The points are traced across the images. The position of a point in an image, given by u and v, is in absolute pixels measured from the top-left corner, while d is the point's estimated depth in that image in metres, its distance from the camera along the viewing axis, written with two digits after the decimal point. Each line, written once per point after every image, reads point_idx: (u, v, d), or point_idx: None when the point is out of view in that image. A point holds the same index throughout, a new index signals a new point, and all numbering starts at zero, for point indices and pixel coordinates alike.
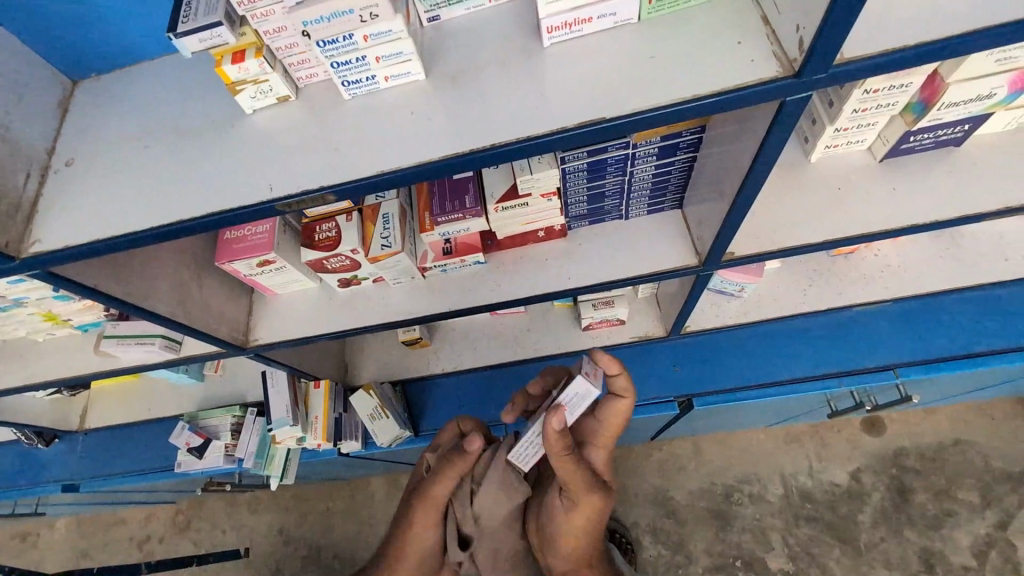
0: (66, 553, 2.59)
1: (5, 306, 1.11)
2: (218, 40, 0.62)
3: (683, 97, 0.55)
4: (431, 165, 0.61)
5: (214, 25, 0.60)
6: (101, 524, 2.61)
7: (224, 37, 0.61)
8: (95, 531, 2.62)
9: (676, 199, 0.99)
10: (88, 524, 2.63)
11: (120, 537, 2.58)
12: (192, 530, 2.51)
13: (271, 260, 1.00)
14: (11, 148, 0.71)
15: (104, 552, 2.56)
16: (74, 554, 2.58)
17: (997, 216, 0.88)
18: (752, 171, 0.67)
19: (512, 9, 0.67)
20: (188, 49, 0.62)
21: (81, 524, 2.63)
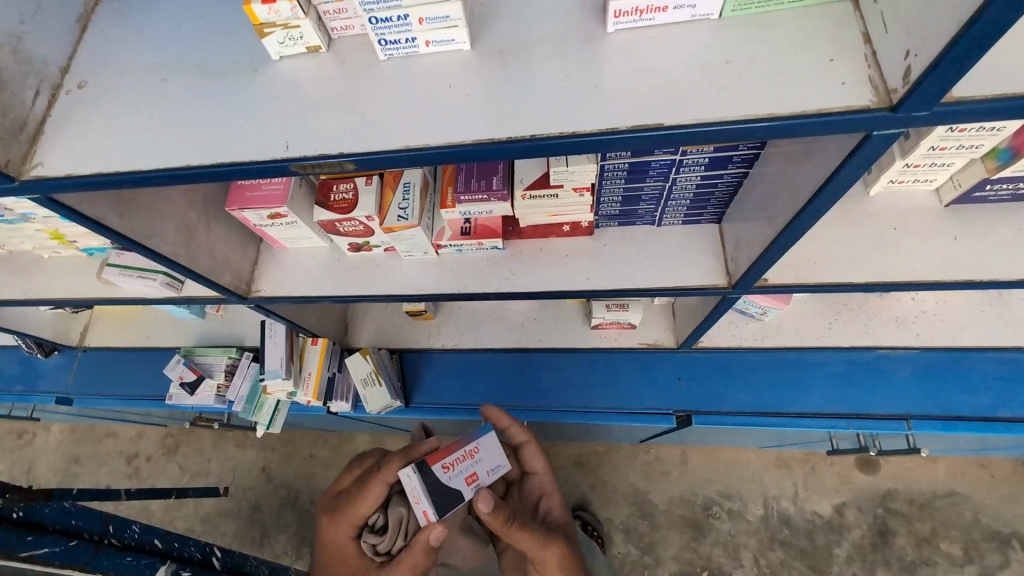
0: (58, 456, 2.66)
1: (13, 218, 1.09)
2: None
3: (754, 115, 0.48)
4: (462, 148, 0.55)
5: None
6: (95, 434, 2.68)
7: None
8: (88, 440, 2.68)
9: (715, 214, 0.92)
10: (83, 432, 2.69)
11: (111, 450, 2.64)
12: (179, 455, 2.56)
13: (283, 213, 0.96)
14: (20, 61, 0.66)
15: (94, 462, 2.63)
16: (65, 459, 2.65)
17: None
18: (811, 204, 0.61)
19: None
20: None
21: (76, 431, 2.70)
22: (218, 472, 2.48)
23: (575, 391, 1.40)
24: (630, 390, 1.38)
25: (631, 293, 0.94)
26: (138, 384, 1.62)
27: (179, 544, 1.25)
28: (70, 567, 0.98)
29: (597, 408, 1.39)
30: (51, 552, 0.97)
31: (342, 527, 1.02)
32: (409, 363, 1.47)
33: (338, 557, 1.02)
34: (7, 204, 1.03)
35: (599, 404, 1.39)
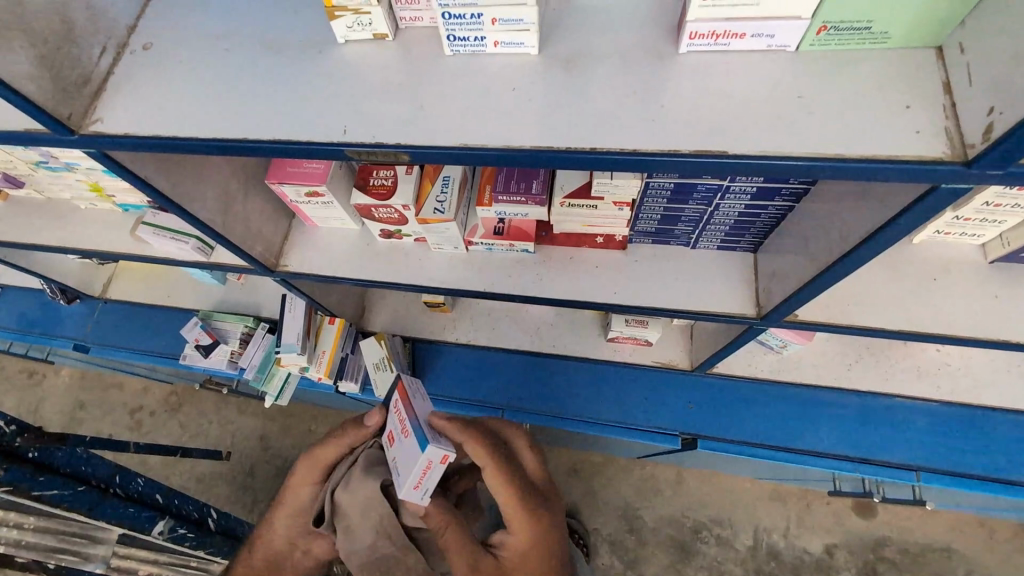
0: (64, 400, 2.71)
1: (57, 166, 1.11)
2: None
3: (822, 154, 0.48)
4: (518, 153, 0.55)
5: None
6: (102, 383, 2.72)
7: None
8: (94, 387, 2.72)
9: (753, 244, 0.91)
10: (91, 380, 2.73)
11: (116, 400, 2.68)
12: (181, 414, 2.59)
13: (320, 193, 0.97)
14: (92, 16, 0.67)
15: (98, 410, 2.67)
16: (71, 403, 2.70)
17: None
18: (858, 249, 0.60)
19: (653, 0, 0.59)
20: None
21: (85, 378, 2.74)
22: (217, 435, 2.51)
23: (583, 400, 1.40)
24: (640, 406, 1.38)
25: (655, 312, 0.93)
26: (153, 341, 1.65)
27: (178, 501, 1.27)
28: (75, 513, 1.00)
29: (605, 421, 1.38)
30: (59, 496, 1.00)
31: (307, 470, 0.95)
32: (421, 353, 1.47)
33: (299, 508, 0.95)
34: (53, 153, 1.05)
35: (606, 417, 1.38)
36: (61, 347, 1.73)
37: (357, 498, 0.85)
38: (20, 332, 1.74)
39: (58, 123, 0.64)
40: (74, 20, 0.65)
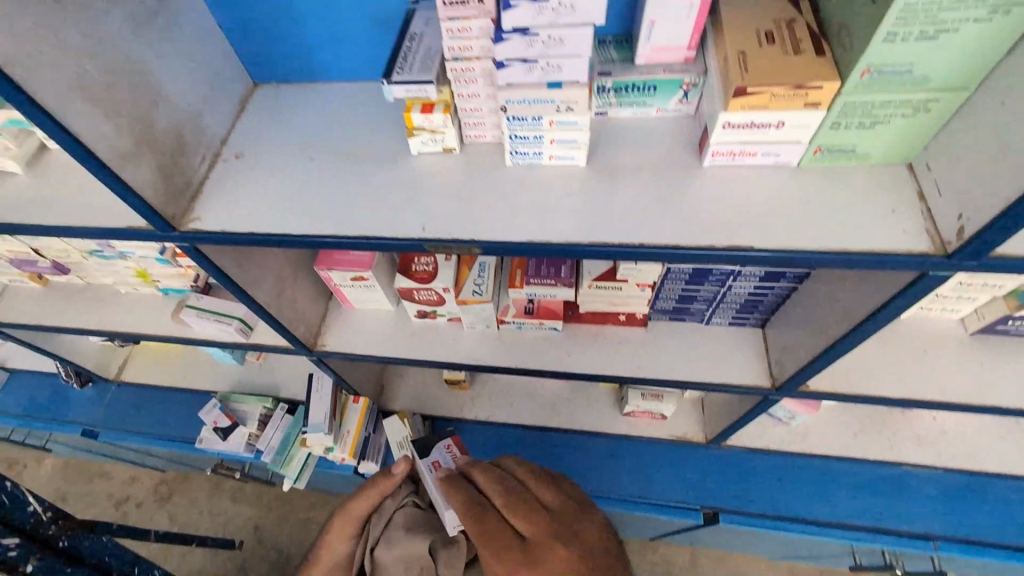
0: (44, 492, 2.57)
1: (110, 254, 1.19)
2: (421, 94, 0.68)
3: (832, 249, 0.58)
4: (575, 248, 0.65)
5: (426, 81, 0.67)
6: (88, 472, 2.60)
7: (427, 93, 0.68)
8: (79, 476, 2.60)
9: (761, 320, 1.01)
10: (76, 469, 2.61)
11: (101, 491, 2.55)
12: (171, 504, 2.47)
13: (365, 277, 1.06)
14: (197, 133, 0.79)
15: (81, 502, 2.53)
16: (51, 496, 2.56)
17: None
18: (863, 325, 0.70)
19: (675, 124, 0.72)
20: (392, 94, 0.68)
21: (70, 467, 2.62)
22: (208, 527, 2.39)
23: (602, 476, 1.42)
24: (658, 481, 1.40)
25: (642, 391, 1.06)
26: (167, 423, 1.64)
27: None
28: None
29: (625, 496, 1.39)
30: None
31: (339, 525, 1.01)
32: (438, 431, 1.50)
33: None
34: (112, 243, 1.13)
35: (626, 492, 1.40)
36: (67, 433, 1.70)
37: (397, 554, 0.96)
38: (28, 418, 1.72)
39: (164, 221, 0.73)
40: (185, 136, 0.77)
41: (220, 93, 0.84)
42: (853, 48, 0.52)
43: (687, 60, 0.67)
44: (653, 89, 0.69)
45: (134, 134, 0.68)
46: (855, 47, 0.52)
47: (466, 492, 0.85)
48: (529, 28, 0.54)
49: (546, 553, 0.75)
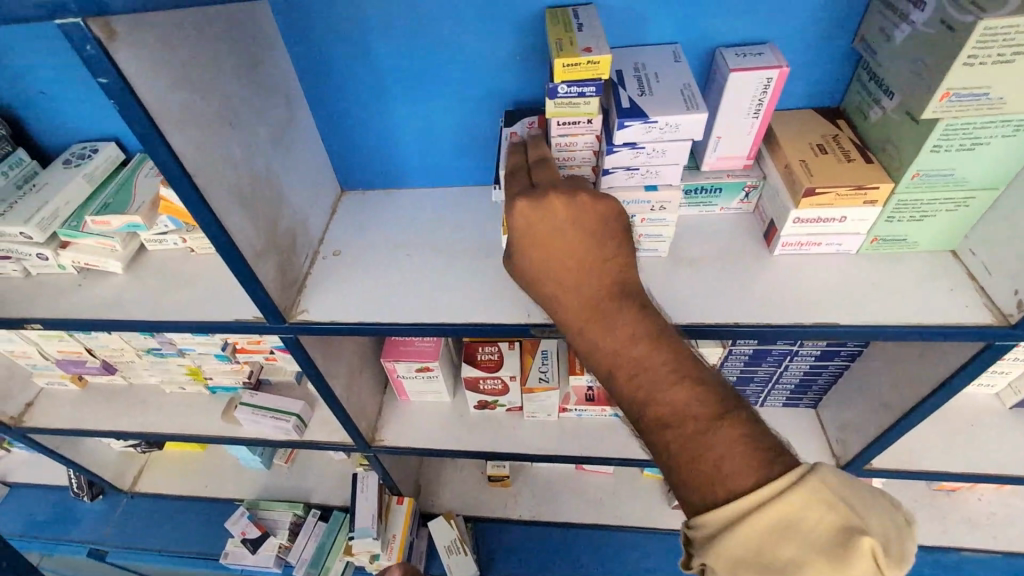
0: None
1: (166, 352, 1.21)
2: None
3: (908, 323, 0.67)
4: (675, 329, 0.71)
5: None
6: None
7: None
8: None
9: (815, 400, 1.06)
10: None
11: None
12: None
13: (430, 368, 1.09)
14: (305, 234, 0.87)
15: None
16: None
17: None
18: (933, 396, 0.76)
19: (738, 219, 0.83)
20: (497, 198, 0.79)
21: None
22: None
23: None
24: None
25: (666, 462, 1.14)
26: (183, 537, 1.54)
27: None
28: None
29: None
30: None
31: None
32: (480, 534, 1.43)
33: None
34: (176, 341, 1.15)
35: None
36: (67, 554, 1.56)
37: None
38: (26, 538, 1.58)
39: (278, 313, 0.78)
40: (297, 236, 0.85)
41: (321, 200, 0.94)
42: (903, 157, 0.64)
43: (746, 167, 0.79)
44: (718, 191, 0.81)
45: (268, 233, 0.76)
46: (905, 156, 0.64)
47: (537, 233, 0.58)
48: (638, 143, 0.65)
49: (624, 308, 0.54)
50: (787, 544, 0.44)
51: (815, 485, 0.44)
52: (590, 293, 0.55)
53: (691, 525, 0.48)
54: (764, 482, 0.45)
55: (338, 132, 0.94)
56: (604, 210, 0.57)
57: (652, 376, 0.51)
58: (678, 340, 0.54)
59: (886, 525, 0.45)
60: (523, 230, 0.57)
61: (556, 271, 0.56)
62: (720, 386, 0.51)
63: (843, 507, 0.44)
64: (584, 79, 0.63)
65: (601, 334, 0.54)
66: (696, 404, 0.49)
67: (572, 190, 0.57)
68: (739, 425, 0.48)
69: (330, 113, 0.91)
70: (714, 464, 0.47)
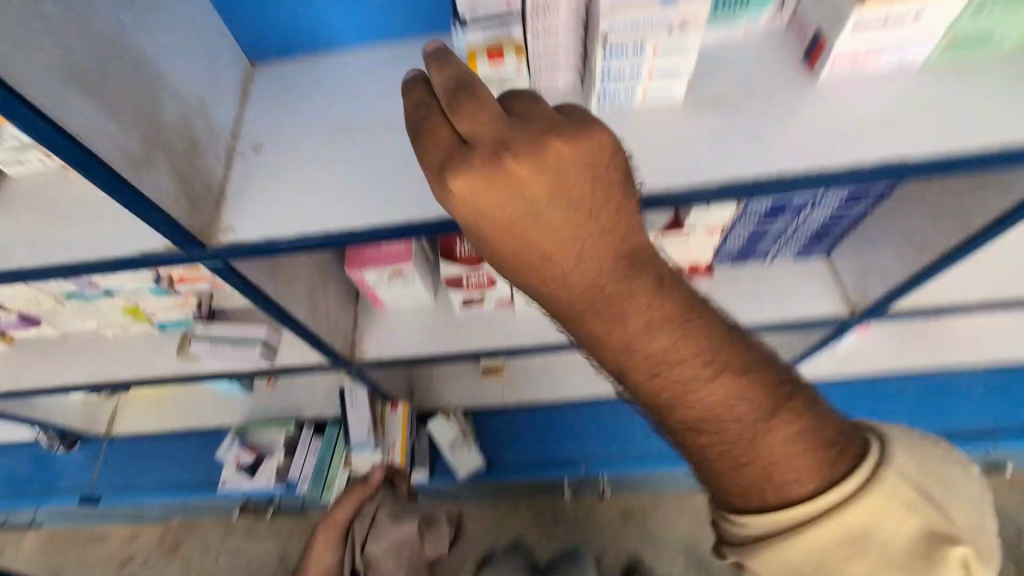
0: None
1: (90, 294, 1.02)
2: (500, 33, 0.55)
3: (989, 149, 0.53)
4: (706, 193, 0.57)
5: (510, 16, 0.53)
6: None
7: (509, 31, 0.55)
8: None
9: (829, 248, 0.97)
10: None
11: None
12: None
13: (403, 271, 0.95)
14: (207, 126, 0.66)
15: None
16: None
17: None
18: (986, 232, 0.66)
19: (767, 39, 0.64)
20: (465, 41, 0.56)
21: None
22: None
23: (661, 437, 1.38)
24: None
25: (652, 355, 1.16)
26: (180, 471, 1.50)
27: None
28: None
29: None
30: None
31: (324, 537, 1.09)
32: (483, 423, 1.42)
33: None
34: (93, 281, 0.97)
35: None
36: (64, 503, 1.52)
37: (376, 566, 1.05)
38: (13, 495, 1.53)
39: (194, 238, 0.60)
40: (195, 131, 0.63)
41: (221, 78, 0.70)
42: None
43: None
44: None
45: (140, 129, 0.56)
46: None
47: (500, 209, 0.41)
48: None
49: (635, 281, 0.43)
50: (856, 558, 0.40)
51: (892, 485, 0.40)
52: (589, 274, 0.43)
53: (735, 523, 0.45)
54: (830, 489, 0.40)
55: None
56: (590, 154, 0.40)
57: (686, 373, 0.43)
58: (710, 321, 0.44)
59: (968, 510, 0.43)
60: (491, 212, 0.41)
61: (538, 246, 0.42)
62: (764, 375, 0.44)
63: (926, 505, 0.40)
64: None
65: (612, 330, 0.44)
66: (740, 401, 0.43)
67: (543, 137, 0.39)
68: (793, 419, 0.43)
69: None
70: (765, 473, 0.42)
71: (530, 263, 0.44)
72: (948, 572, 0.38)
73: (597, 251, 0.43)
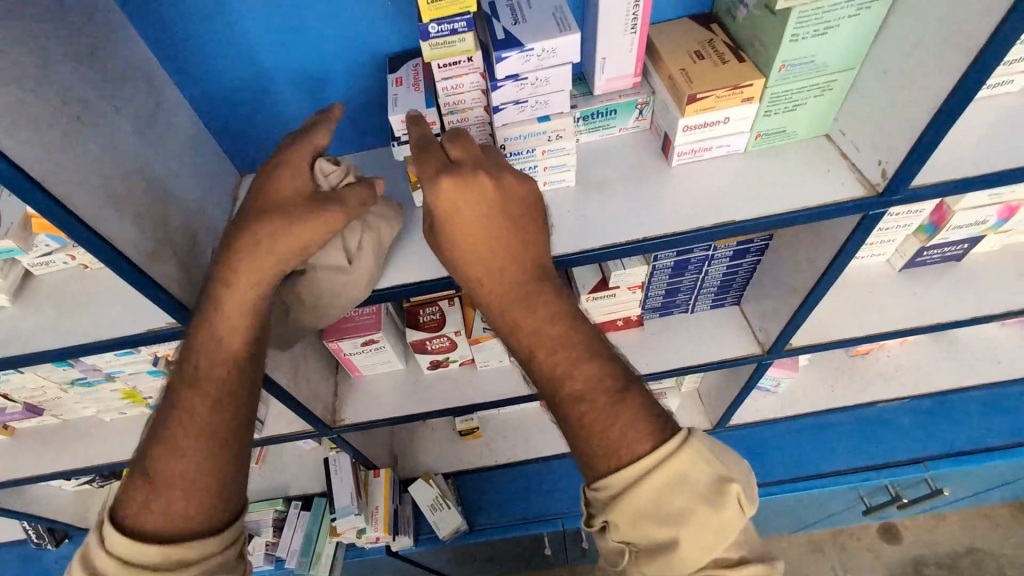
0: None
1: (93, 380, 1.14)
2: None
3: (796, 208, 0.72)
4: (593, 253, 0.74)
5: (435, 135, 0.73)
6: None
7: None
8: None
9: (737, 296, 1.14)
10: None
11: None
12: None
13: (374, 339, 1.09)
14: (205, 226, 0.82)
15: None
16: None
17: (993, 318, 1.08)
18: (829, 271, 0.84)
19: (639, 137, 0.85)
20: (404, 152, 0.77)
21: None
22: None
23: None
24: None
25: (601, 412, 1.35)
26: None
27: None
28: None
29: None
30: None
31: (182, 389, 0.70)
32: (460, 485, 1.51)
33: (186, 435, 0.69)
34: (97, 367, 1.09)
35: None
36: None
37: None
38: None
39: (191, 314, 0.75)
40: (195, 231, 0.80)
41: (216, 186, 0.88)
42: (769, 51, 0.68)
43: (636, 85, 0.81)
44: (613, 113, 0.82)
45: (158, 234, 0.72)
46: (771, 50, 0.68)
47: (460, 205, 0.64)
48: (519, 74, 0.66)
49: (545, 284, 0.66)
50: (676, 496, 0.56)
51: (697, 447, 0.57)
52: (517, 269, 0.66)
53: (596, 488, 0.59)
54: (650, 452, 0.57)
55: (219, 113, 0.87)
56: (525, 194, 0.66)
57: (565, 357, 0.64)
58: (586, 329, 0.66)
59: (742, 476, 0.59)
60: (447, 207, 0.64)
61: (482, 241, 0.65)
62: (621, 368, 0.64)
63: (718, 464, 0.57)
64: (453, 14, 0.62)
65: (525, 313, 0.65)
66: (604, 379, 0.62)
67: (502, 169, 0.65)
68: (638, 401, 0.61)
69: (201, 94, 0.84)
70: (612, 436, 0.59)
71: (474, 242, 0.65)
72: (729, 506, 0.55)
73: (523, 262, 0.66)
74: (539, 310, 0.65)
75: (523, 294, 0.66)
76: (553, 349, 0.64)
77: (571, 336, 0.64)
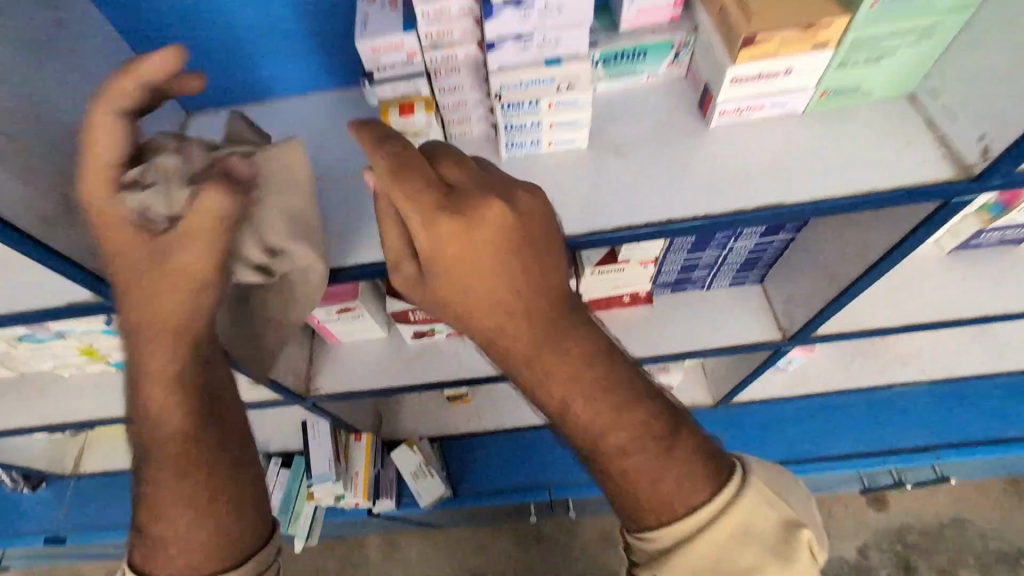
0: None
1: (43, 338, 1.03)
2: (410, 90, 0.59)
3: (859, 191, 0.58)
4: (602, 238, 0.60)
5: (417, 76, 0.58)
6: None
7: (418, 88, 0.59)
8: None
9: (761, 275, 1.01)
10: None
11: None
12: None
13: (352, 308, 0.97)
14: None
15: None
16: None
17: None
18: (885, 262, 0.70)
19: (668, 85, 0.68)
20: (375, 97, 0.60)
21: None
22: None
23: None
24: None
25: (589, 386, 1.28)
26: None
27: None
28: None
29: None
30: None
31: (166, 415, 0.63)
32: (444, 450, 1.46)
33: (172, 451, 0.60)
34: (44, 326, 0.98)
35: None
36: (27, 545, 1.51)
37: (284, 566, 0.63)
38: None
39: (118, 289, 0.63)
40: None
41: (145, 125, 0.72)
42: None
43: (673, 18, 0.63)
44: (643, 54, 0.65)
45: (58, 192, 0.58)
46: None
47: (465, 225, 0.49)
48: None
49: (572, 321, 0.52)
50: (745, 552, 0.50)
51: (755, 493, 0.51)
52: (542, 301, 0.52)
53: (645, 540, 0.52)
54: (713, 499, 0.50)
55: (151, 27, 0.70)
56: (537, 209, 0.52)
57: (604, 408, 0.51)
58: (623, 364, 0.53)
59: (808, 514, 0.55)
60: (445, 247, 0.49)
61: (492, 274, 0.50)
62: (665, 407, 0.54)
63: (779, 502, 0.52)
64: None
65: (552, 354, 0.52)
66: (650, 428, 0.52)
67: (513, 190, 0.51)
68: (690, 440, 0.53)
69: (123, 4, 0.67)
70: (660, 495, 0.51)
71: (485, 278, 0.50)
72: (801, 554, 0.51)
73: (546, 295, 0.52)
74: (570, 348, 0.52)
75: (548, 332, 0.51)
76: (588, 419, 0.52)
77: (603, 385, 0.52)
